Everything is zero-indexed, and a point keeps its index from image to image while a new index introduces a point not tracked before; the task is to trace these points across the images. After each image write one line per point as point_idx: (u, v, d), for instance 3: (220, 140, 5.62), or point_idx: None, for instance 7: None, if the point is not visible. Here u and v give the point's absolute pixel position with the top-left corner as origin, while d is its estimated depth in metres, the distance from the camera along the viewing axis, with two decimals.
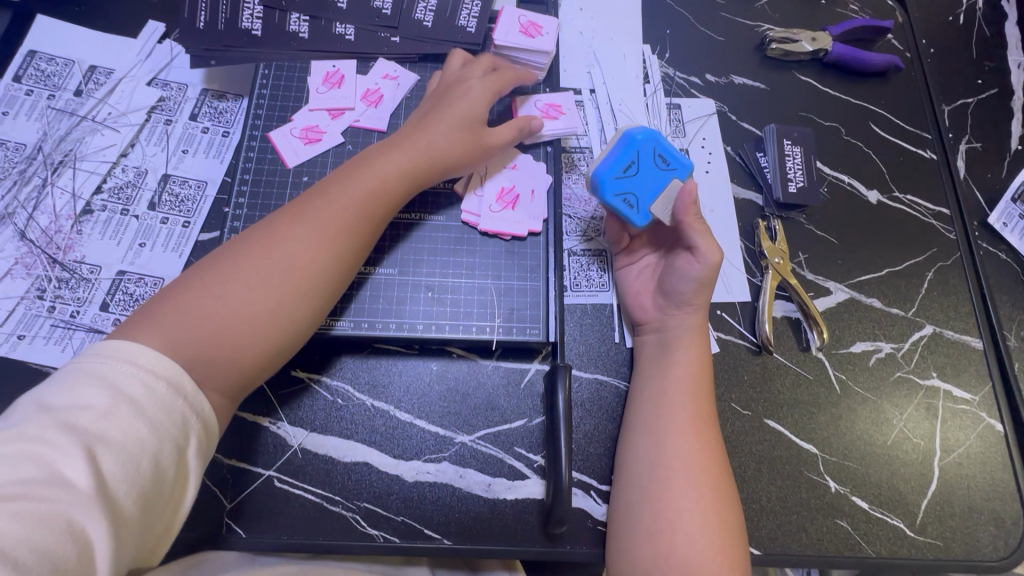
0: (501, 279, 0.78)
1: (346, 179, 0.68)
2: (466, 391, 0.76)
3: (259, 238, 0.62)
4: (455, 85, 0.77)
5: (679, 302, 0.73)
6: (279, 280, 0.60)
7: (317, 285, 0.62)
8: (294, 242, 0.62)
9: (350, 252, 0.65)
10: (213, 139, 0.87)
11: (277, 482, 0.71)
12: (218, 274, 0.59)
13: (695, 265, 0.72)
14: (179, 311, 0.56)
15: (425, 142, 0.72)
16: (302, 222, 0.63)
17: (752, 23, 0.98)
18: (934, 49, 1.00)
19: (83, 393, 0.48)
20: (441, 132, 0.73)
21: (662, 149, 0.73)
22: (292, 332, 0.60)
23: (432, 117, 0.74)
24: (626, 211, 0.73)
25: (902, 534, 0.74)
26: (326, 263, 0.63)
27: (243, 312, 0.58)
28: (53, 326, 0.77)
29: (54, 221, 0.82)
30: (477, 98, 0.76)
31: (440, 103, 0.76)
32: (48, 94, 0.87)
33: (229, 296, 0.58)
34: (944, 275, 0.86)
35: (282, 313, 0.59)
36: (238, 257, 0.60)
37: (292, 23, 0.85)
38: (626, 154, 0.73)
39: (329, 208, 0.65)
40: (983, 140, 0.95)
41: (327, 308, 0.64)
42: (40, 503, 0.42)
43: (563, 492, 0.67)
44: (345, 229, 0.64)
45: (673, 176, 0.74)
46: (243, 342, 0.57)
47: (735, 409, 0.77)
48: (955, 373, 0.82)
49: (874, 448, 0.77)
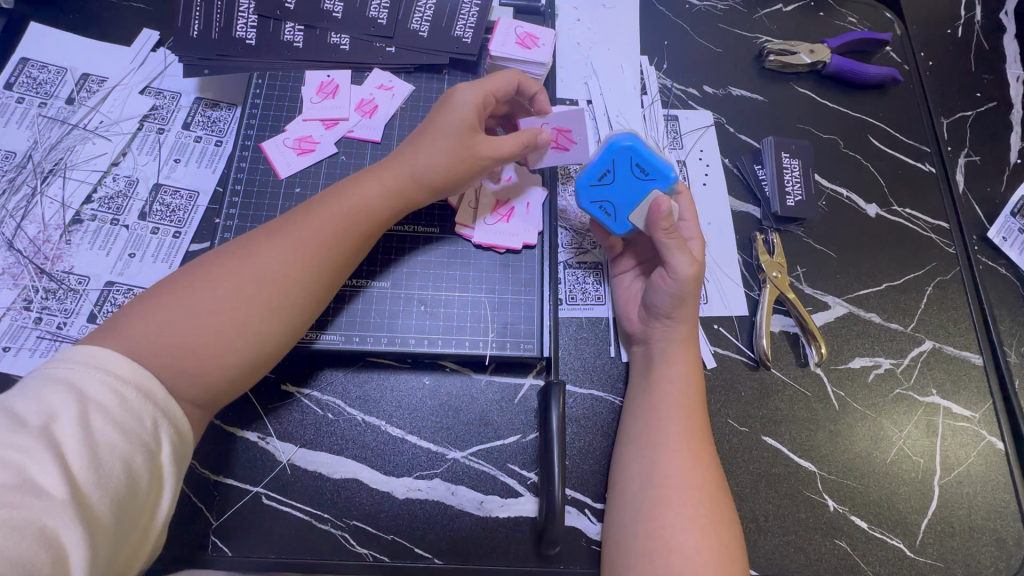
0: (495, 293, 0.77)
1: (330, 197, 0.67)
2: (460, 406, 0.75)
3: (235, 255, 0.60)
4: (446, 98, 0.72)
5: (661, 314, 0.71)
6: (252, 295, 0.58)
7: (291, 303, 0.60)
8: (272, 257, 0.61)
9: (327, 269, 0.63)
10: (206, 148, 0.86)
11: (265, 499, 0.70)
12: (193, 283, 0.57)
13: (669, 280, 0.69)
14: (148, 323, 0.54)
15: (412, 162, 0.70)
16: (281, 237, 0.62)
17: (750, 35, 0.98)
18: (933, 61, 0.99)
19: (50, 398, 0.46)
20: (429, 150, 0.69)
21: (640, 157, 0.72)
22: (259, 350, 0.58)
23: (426, 131, 0.71)
24: (603, 218, 0.74)
25: (902, 555, 0.73)
26: (302, 280, 0.61)
27: (211, 323, 0.56)
28: (39, 338, 0.75)
29: (43, 231, 0.81)
30: (471, 110, 0.70)
31: (435, 114, 0.72)
32: (39, 102, 0.86)
33: (198, 311, 0.56)
34: (943, 290, 0.86)
35: (251, 328, 0.57)
36: (215, 269, 0.59)
37: (287, 32, 0.84)
38: (602, 162, 0.73)
39: (309, 225, 0.64)
40: (983, 154, 0.94)
41: (299, 331, 0.62)
42: (11, 510, 0.41)
43: (557, 510, 0.66)
44: (323, 245, 0.63)
45: (654, 185, 0.72)
46: (211, 355, 0.55)
47: (732, 425, 0.76)
48: (955, 390, 0.81)
49: (873, 466, 0.76)
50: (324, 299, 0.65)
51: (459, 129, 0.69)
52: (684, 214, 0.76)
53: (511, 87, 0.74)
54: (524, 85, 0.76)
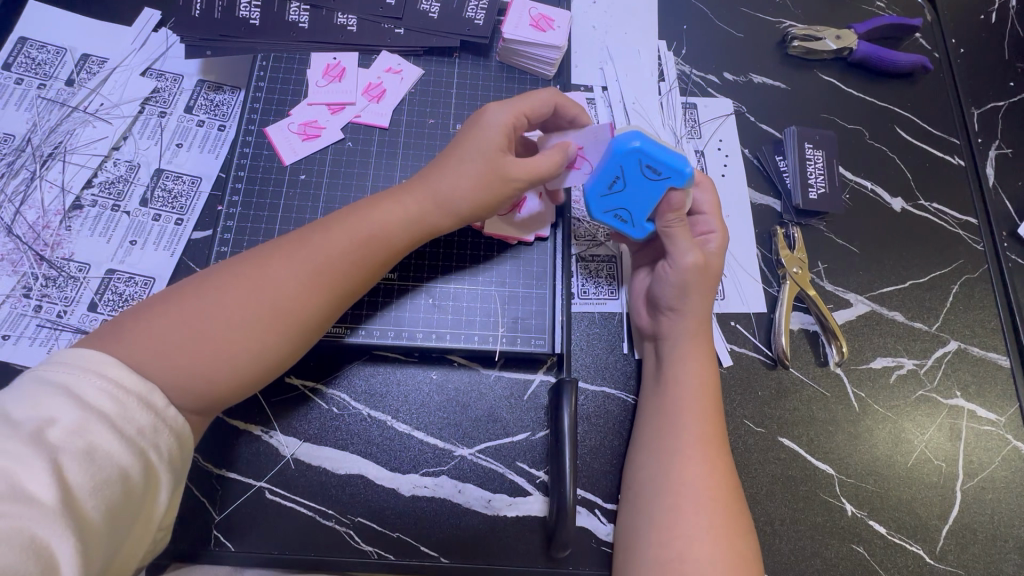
0: (506, 286, 0.74)
1: (350, 216, 0.63)
2: (468, 402, 0.73)
3: (247, 270, 0.57)
4: (474, 119, 0.68)
5: (665, 308, 0.69)
6: (265, 322, 0.55)
7: (300, 327, 0.57)
8: (287, 278, 0.57)
9: (341, 294, 0.60)
10: (209, 133, 0.84)
11: (269, 494, 0.68)
12: (201, 300, 0.54)
13: (670, 270, 0.67)
14: (152, 337, 0.52)
15: (440, 186, 0.65)
16: (297, 256, 0.59)
17: (774, 19, 0.94)
18: (964, 48, 0.95)
19: (46, 404, 0.44)
20: (457, 174, 0.65)
21: (649, 158, 0.64)
22: (264, 371, 0.56)
23: (454, 152, 0.66)
24: (621, 226, 0.69)
25: (922, 562, 0.70)
26: (315, 305, 0.58)
27: (221, 346, 0.53)
28: (39, 326, 0.74)
29: (42, 217, 0.79)
30: (502, 132, 0.65)
31: (464, 134, 0.68)
32: (38, 83, 0.84)
33: (204, 331, 0.53)
34: (970, 289, 0.82)
35: (258, 354, 0.55)
36: (228, 287, 0.56)
37: (292, 12, 0.82)
38: (610, 169, 0.66)
39: (328, 244, 0.60)
40: (1015, 146, 0.90)
41: (305, 350, 0.59)
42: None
43: (568, 511, 0.63)
44: (339, 270, 0.60)
45: (670, 184, 0.65)
46: (216, 379, 0.53)
47: (748, 426, 0.73)
48: (979, 392, 0.78)
49: (893, 469, 0.74)
50: (336, 319, 0.62)
51: (488, 150, 0.65)
52: (705, 206, 0.71)
53: (549, 109, 0.70)
54: (562, 107, 0.71)
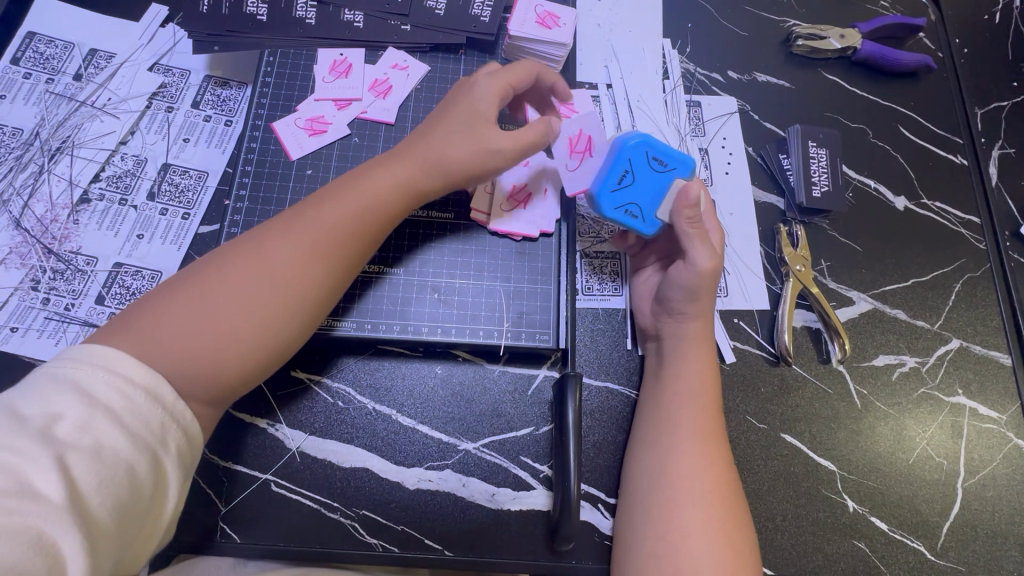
0: (510, 282, 0.75)
1: (344, 190, 0.63)
2: (472, 396, 0.73)
3: (245, 250, 0.58)
4: (460, 89, 0.69)
5: (673, 310, 0.69)
6: (270, 298, 0.56)
7: (305, 301, 0.58)
8: (287, 254, 0.58)
9: (343, 266, 0.61)
10: (215, 128, 0.84)
11: (275, 486, 0.69)
12: (205, 283, 0.55)
13: (684, 272, 0.68)
14: (161, 325, 0.52)
15: (427, 153, 0.65)
16: (295, 232, 0.59)
17: (778, 18, 0.94)
18: (968, 48, 0.96)
19: (56, 400, 0.45)
20: (444, 141, 0.65)
21: (655, 151, 0.70)
22: (277, 349, 0.57)
23: (441, 121, 0.67)
24: (631, 221, 0.70)
25: (923, 558, 0.71)
26: (317, 279, 0.59)
27: (230, 326, 0.54)
28: (47, 319, 0.74)
29: (50, 211, 0.79)
30: (487, 101, 0.66)
31: (452, 103, 0.68)
32: (47, 78, 0.85)
33: (210, 312, 0.54)
34: (973, 287, 0.83)
35: (268, 330, 0.56)
36: (229, 267, 0.56)
37: (299, 8, 0.82)
38: (619, 163, 0.70)
39: (323, 218, 0.61)
40: (1017, 146, 0.91)
41: (312, 326, 0.60)
42: (7, 515, 0.39)
43: (572, 504, 0.63)
44: (337, 243, 0.60)
45: (674, 175, 0.70)
46: (229, 361, 0.54)
47: (751, 422, 0.74)
48: (981, 391, 0.78)
49: (895, 465, 0.74)
50: (339, 293, 0.63)
51: (474, 119, 0.66)
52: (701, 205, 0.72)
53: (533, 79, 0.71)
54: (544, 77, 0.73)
